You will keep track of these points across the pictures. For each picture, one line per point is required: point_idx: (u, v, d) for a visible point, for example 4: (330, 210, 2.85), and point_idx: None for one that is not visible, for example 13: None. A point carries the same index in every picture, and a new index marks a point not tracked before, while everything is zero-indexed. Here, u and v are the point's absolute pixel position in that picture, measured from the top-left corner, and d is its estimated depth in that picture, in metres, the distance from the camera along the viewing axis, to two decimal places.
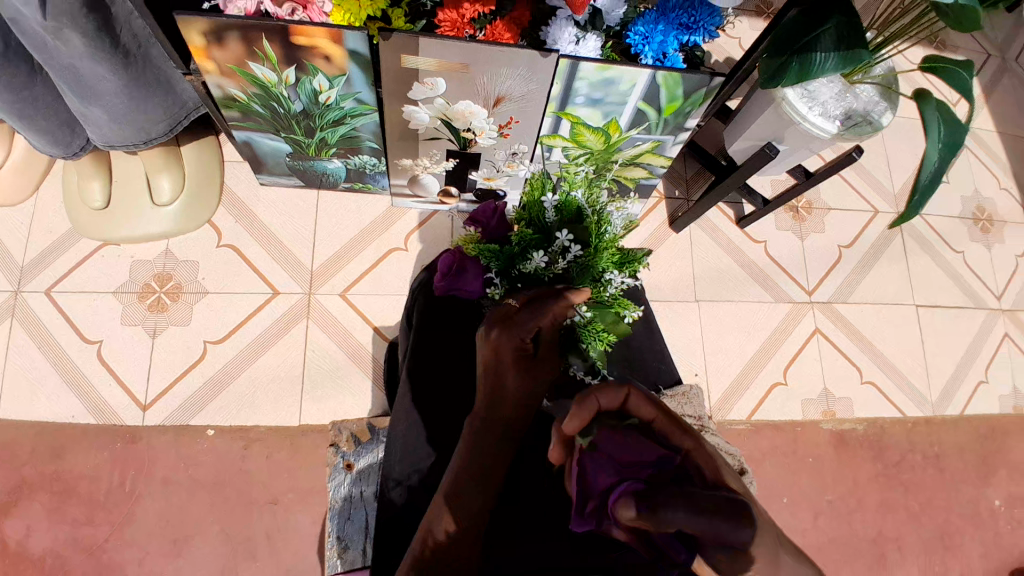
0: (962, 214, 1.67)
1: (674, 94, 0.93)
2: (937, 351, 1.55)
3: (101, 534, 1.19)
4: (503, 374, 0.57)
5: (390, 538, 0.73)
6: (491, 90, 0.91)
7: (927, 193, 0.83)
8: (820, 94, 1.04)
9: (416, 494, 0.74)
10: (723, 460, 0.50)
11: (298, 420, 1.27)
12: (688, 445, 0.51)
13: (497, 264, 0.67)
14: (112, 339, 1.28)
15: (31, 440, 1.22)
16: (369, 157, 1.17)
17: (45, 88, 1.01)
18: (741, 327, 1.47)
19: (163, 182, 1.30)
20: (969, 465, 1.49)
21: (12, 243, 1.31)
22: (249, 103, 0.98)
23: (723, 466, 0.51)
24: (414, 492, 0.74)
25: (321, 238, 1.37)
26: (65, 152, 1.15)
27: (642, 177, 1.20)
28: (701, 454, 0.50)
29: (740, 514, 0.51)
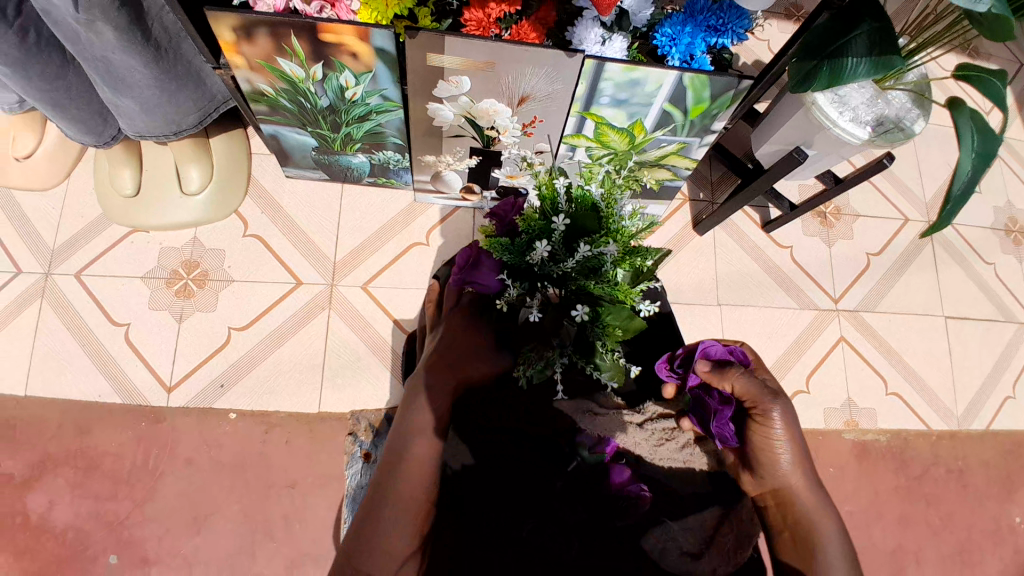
0: (997, 224, 1.62)
1: (701, 96, 0.92)
2: (963, 364, 1.51)
3: (125, 509, 1.23)
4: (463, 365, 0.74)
5: None
6: (515, 89, 0.91)
7: (960, 203, 0.81)
8: (851, 99, 1.02)
9: None
10: (784, 429, 0.68)
11: (317, 409, 1.30)
12: (758, 421, 0.69)
13: (507, 257, 0.66)
14: (140, 322, 1.32)
15: (62, 416, 1.26)
16: (393, 152, 1.18)
17: (77, 78, 1.04)
18: (761, 333, 1.45)
19: (192, 172, 1.32)
20: (992, 482, 1.45)
21: (48, 227, 1.35)
22: (277, 98, 1.00)
23: (787, 435, 0.68)
24: None
25: (344, 230, 1.39)
26: (98, 140, 1.19)
27: (666, 178, 1.19)
28: (771, 423, 0.68)
29: (785, 475, 0.69)
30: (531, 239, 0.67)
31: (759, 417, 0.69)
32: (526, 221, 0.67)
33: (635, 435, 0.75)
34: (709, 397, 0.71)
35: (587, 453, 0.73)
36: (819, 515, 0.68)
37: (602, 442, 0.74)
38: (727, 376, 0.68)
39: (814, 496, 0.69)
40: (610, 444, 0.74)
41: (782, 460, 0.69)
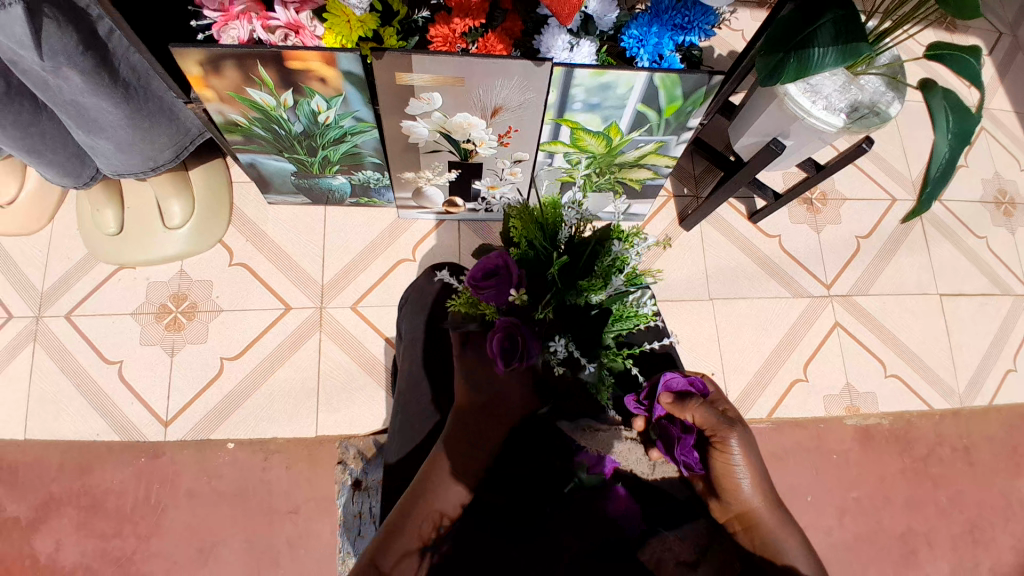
0: (985, 198, 1.62)
1: (673, 95, 0.92)
2: (962, 341, 1.51)
3: (130, 546, 1.22)
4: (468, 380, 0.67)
5: None
6: (487, 101, 0.91)
7: (938, 184, 0.82)
8: (824, 88, 1.02)
9: None
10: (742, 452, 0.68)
11: (315, 433, 1.29)
12: (717, 447, 0.68)
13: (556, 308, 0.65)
14: (133, 359, 1.32)
15: (60, 458, 1.26)
16: (372, 172, 1.18)
17: (51, 124, 1.04)
18: (755, 324, 1.45)
19: (174, 207, 1.32)
20: (999, 457, 1.44)
21: (35, 270, 1.35)
22: (250, 127, 0.99)
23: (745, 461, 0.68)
24: None
25: (329, 252, 1.39)
26: (77, 182, 1.18)
27: (647, 178, 1.18)
28: (730, 451, 0.68)
29: (744, 498, 0.68)
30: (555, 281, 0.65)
31: (718, 445, 0.68)
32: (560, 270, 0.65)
33: (629, 453, 0.72)
34: (672, 426, 0.68)
35: (586, 475, 0.70)
36: (784, 535, 0.67)
37: (601, 461, 0.70)
38: (687, 408, 0.68)
39: (776, 517, 0.68)
40: (608, 463, 0.70)
41: (741, 484, 0.68)
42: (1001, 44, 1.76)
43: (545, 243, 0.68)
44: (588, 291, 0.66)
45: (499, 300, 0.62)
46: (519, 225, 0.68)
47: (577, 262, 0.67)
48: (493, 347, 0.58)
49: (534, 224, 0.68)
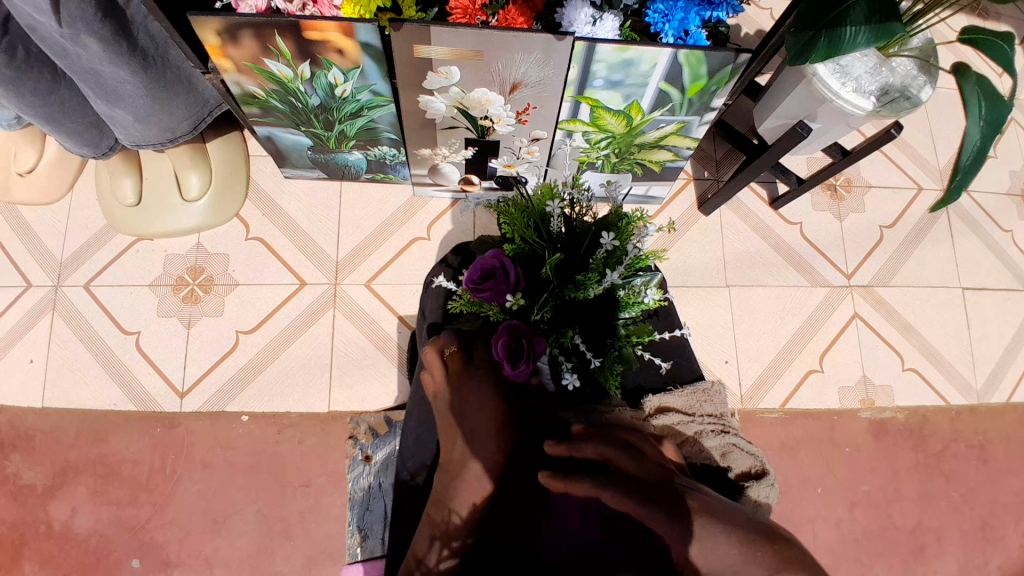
0: (1013, 190, 1.57)
1: (698, 73, 0.89)
2: (983, 336, 1.47)
3: (145, 514, 1.25)
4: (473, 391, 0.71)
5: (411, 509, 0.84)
6: (507, 76, 0.89)
7: (968, 174, 0.79)
8: (853, 69, 0.99)
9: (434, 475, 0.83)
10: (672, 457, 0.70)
11: (327, 408, 1.30)
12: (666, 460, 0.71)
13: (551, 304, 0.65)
14: (150, 330, 1.33)
15: (78, 425, 1.28)
16: (388, 148, 1.17)
17: (71, 92, 1.04)
18: (772, 313, 1.43)
19: (192, 179, 1.33)
20: (1016, 455, 1.42)
21: (55, 240, 1.36)
22: (268, 100, 0.99)
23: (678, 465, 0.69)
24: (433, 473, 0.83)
25: (344, 229, 1.39)
26: (97, 152, 1.19)
27: (668, 159, 1.16)
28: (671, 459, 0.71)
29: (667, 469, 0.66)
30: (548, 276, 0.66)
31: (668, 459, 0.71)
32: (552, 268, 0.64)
33: None
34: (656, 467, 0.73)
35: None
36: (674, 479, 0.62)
37: None
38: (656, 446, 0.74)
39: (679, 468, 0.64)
40: None
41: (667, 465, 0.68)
42: None
43: (540, 237, 0.67)
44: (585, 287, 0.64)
45: (497, 301, 0.61)
46: (510, 221, 0.67)
47: (573, 255, 0.67)
48: (499, 351, 0.58)
49: (526, 217, 0.67)
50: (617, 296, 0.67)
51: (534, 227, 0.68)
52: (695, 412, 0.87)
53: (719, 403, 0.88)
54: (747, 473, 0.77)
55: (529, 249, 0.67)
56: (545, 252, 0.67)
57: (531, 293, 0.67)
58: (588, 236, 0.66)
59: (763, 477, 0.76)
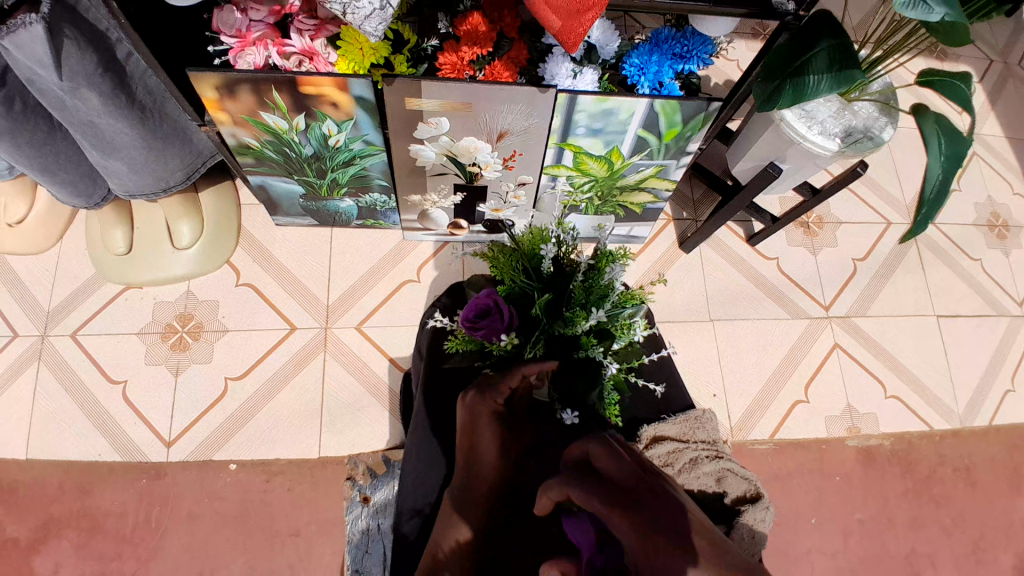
0: (978, 221, 1.65)
1: (673, 121, 0.95)
2: (960, 362, 1.52)
3: (128, 570, 1.21)
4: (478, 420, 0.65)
5: (403, 565, 0.80)
6: (493, 126, 0.94)
7: (935, 205, 0.86)
8: (819, 113, 1.05)
9: (426, 525, 0.81)
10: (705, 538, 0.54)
11: (318, 454, 1.29)
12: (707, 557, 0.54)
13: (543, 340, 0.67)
14: (136, 379, 1.32)
15: (60, 479, 1.25)
16: (379, 194, 1.21)
17: (66, 144, 1.07)
18: (757, 345, 1.47)
19: (183, 228, 1.34)
20: (999, 477, 1.44)
21: (41, 289, 1.36)
22: (263, 150, 1.02)
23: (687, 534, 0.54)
24: (425, 522, 0.81)
25: (336, 273, 1.41)
26: (89, 202, 1.21)
27: (648, 201, 1.21)
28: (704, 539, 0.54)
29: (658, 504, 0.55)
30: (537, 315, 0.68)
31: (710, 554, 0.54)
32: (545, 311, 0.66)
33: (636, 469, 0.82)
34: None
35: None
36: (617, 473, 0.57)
37: None
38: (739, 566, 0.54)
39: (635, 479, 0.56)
40: None
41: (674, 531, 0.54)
42: (990, 71, 1.81)
43: (528, 279, 0.69)
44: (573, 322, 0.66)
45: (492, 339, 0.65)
46: (497, 263, 0.70)
47: (562, 296, 0.69)
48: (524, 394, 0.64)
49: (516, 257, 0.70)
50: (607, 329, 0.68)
51: (523, 266, 0.70)
52: (689, 439, 0.90)
53: (711, 429, 0.92)
54: (742, 497, 0.82)
55: (518, 290, 0.70)
56: (536, 293, 0.69)
57: (525, 332, 0.68)
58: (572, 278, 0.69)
59: (758, 500, 0.81)
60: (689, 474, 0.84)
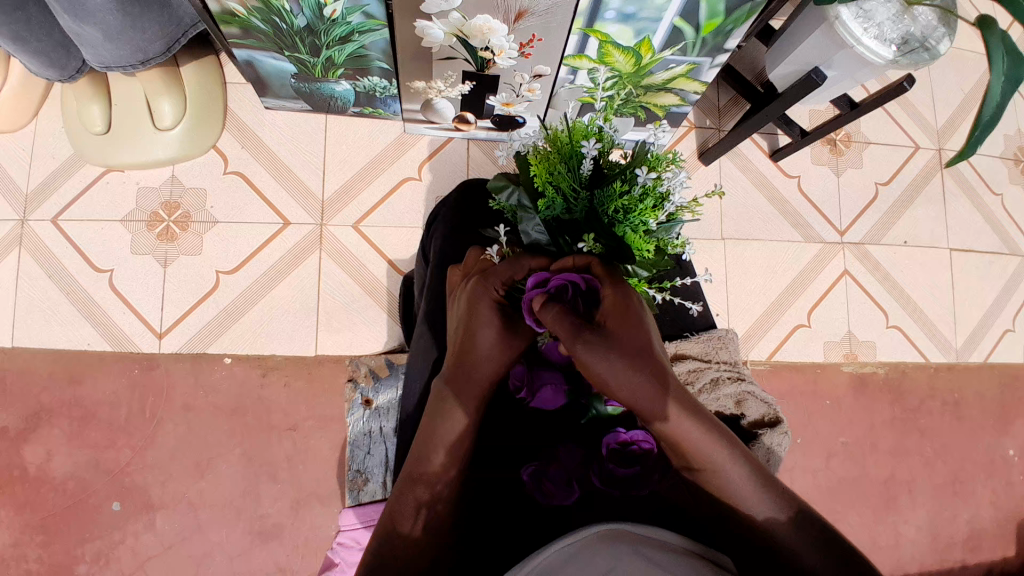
0: (1005, 154, 1.56)
1: (715, 10, 0.84)
2: (966, 297, 1.49)
3: (124, 457, 1.22)
4: (480, 325, 0.57)
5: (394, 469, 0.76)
6: (512, 3, 0.82)
7: (987, 130, 0.77)
8: (877, 14, 0.92)
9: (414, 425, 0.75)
10: (624, 366, 0.50)
11: (315, 351, 1.27)
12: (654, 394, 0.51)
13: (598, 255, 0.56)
14: (123, 269, 1.27)
15: (50, 366, 1.23)
16: (379, 79, 1.10)
17: (38, 10, 0.95)
18: (766, 267, 1.42)
19: (164, 106, 1.23)
20: (986, 413, 1.46)
21: (17, 168, 1.27)
22: (249, 19, 0.91)
23: (614, 371, 0.50)
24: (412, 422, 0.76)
25: (331, 165, 1.32)
26: (62, 75, 1.10)
27: (673, 104, 1.11)
28: (630, 369, 0.50)
29: (629, 343, 0.50)
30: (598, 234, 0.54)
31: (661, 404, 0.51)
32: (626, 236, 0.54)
33: None
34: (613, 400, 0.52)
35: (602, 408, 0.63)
36: (616, 319, 0.52)
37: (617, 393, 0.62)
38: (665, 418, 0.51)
39: (622, 317, 0.51)
40: None
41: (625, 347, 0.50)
42: None
43: (574, 189, 0.55)
44: (639, 216, 0.54)
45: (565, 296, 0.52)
46: (538, 170, 0.55)
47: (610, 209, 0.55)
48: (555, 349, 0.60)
49: (557, 166, 0.55)
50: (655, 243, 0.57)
51: (560, 177, 0.54)
52: (711, 359, 0.87)
53: (734, 350, 0.88)
54: (760, 421, 0.79)
55: (563, 203, 0.56)
56: (582, 205, 0.56)
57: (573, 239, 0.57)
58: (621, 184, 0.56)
59: (777, 425, 0.77)
60: (709, 395, 0.81)
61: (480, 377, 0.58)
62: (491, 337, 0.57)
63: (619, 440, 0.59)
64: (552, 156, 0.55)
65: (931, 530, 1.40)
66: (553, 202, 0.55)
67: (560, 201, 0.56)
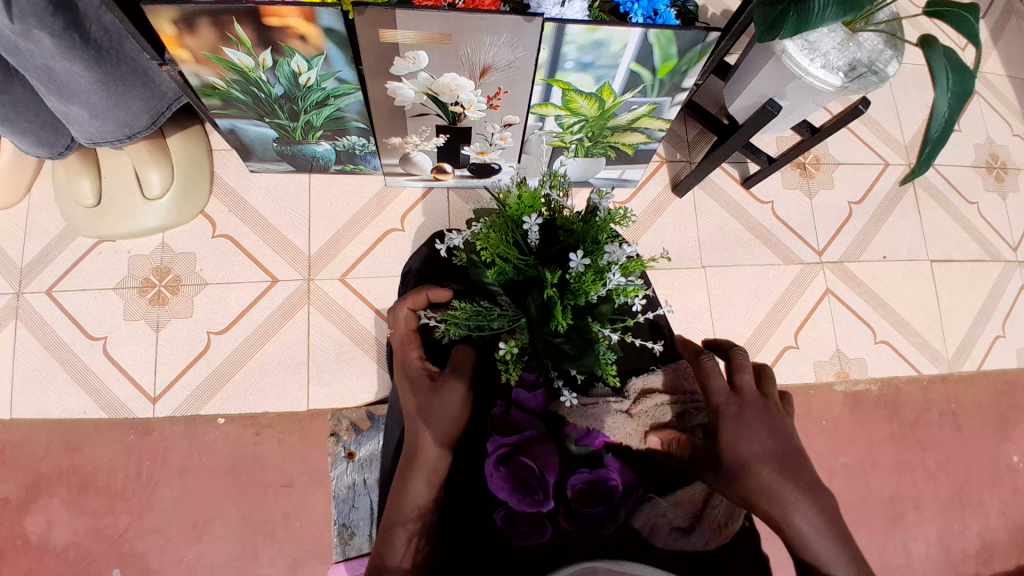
0: (977, 162, 1.61)
1: (668, 53, 0.89)
2: (952, 307, 1.51)
3: (122, 524, 1.21)
4: (415, 393, 0.65)
5: None
6: (477, 60, 0.87)
7: (938, 144, 0.82)
8: (822, 45, 0.99)
9: None
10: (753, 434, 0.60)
11: (306, 406, 1.28)
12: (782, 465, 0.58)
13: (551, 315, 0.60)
14: (117, 335, 1.29)
15: (47, 437, 1.23)
16: (357, 138, 1.15)
17: (22, 90, 1.00)
18: (748, 291, 1.44)
19: (152, 176, 1.27)
20: (987, 421, 1.46)
21: (12, 245, 1.30)
22: (229, 90, 0.96)
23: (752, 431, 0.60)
24: None
25: (316, 221, 1.36)
26: (53, 151, 1.14)
27: (641, 141, 1.16)
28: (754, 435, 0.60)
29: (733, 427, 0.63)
30: (542, 300, 0.60)
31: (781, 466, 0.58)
32: (574, 283, 0.60)
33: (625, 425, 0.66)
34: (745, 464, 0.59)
35: (574, 446, 0.65)
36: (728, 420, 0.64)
37: (590, 434, 0.65)
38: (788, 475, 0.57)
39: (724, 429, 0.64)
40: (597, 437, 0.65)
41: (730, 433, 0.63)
42: (995, 6, 1.73)
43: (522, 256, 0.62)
44: (581, 280, 0.59)
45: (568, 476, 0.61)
46: (486, 246, 0.61)
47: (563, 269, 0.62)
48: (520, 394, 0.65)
49: (502, 235, 0.61)
50: (610, 294, 0.62)
51: (506, 245, 0.61)
52: None
53: None
54: None
55: (513, 268, 0.62)
56: (532, 268, 0.62)
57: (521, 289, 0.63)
58: (563, 249, 0.62)
59: None
60: None
61: (438, 432, 0.61)
62: (425, 400, 0.64)
63: (587, 480, 0.61)
64: (503, 220, 0.62)
65: (942, 545, 1.38)
66: (502, 268, 0.62)
67: (512, 264, 0.62)
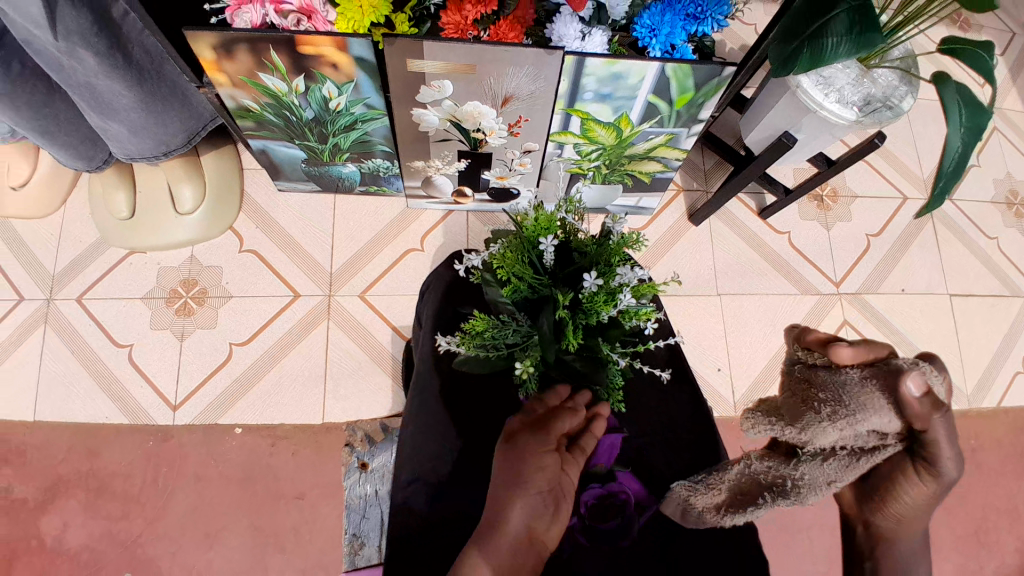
0: (997, 197, 1.61)
1: (685, 85, 0.91)
2: (971, 342, 1.50)
3: (136, 529, 1.24)
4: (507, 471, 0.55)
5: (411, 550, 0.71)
6: (499, 90, 0.90)
7: (952, 179, 0.83)
8: (836, 80, 1.01)
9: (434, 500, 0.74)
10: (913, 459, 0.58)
11: (321, 420, 1.30)
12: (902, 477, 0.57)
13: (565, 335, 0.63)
14: (142, 343, 1.33)
15: (70, 441, 1.27)
16: (381, 160, 1.19)
17: (65, 105, 1.06)
18: (763, 321, 1.44)
19: (184, 192, 1.33)
20: (1007, 460, 1.43)
21: (48, 254, 1.36)
22: (262, 113, 1.00)
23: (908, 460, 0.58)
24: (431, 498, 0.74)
25: (339, 241, 1.40)
26: (91, 165, 1.20)
27: (658, 170, 1.18)
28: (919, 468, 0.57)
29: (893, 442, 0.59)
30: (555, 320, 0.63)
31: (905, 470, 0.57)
32: (587, 303, 0.62)
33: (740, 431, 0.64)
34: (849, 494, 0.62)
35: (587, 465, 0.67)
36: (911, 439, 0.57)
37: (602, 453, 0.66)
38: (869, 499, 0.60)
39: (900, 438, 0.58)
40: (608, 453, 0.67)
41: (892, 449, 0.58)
42: (1016, 42, 1.74)
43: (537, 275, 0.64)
44: (593, 299, 0.62)
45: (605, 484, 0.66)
46: (502, 264, 0.63)
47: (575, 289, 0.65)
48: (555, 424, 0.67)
49: (518, 255, 0.64)
50: (622, 317, 0.64)
51: (523, 263, 0.63)
52: None
53: None
54: None
55: (527, 287, 0.65)
56: (546, 287, 0.65)
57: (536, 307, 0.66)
58: (577, 271, 0.65)
59: None
60: None
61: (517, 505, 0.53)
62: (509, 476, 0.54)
63: (598, 495, 0.66)
64: (520, 238, 0.65)
65: None
66: (517, 286, 0.64)
67: (527, 282, 0.64)
